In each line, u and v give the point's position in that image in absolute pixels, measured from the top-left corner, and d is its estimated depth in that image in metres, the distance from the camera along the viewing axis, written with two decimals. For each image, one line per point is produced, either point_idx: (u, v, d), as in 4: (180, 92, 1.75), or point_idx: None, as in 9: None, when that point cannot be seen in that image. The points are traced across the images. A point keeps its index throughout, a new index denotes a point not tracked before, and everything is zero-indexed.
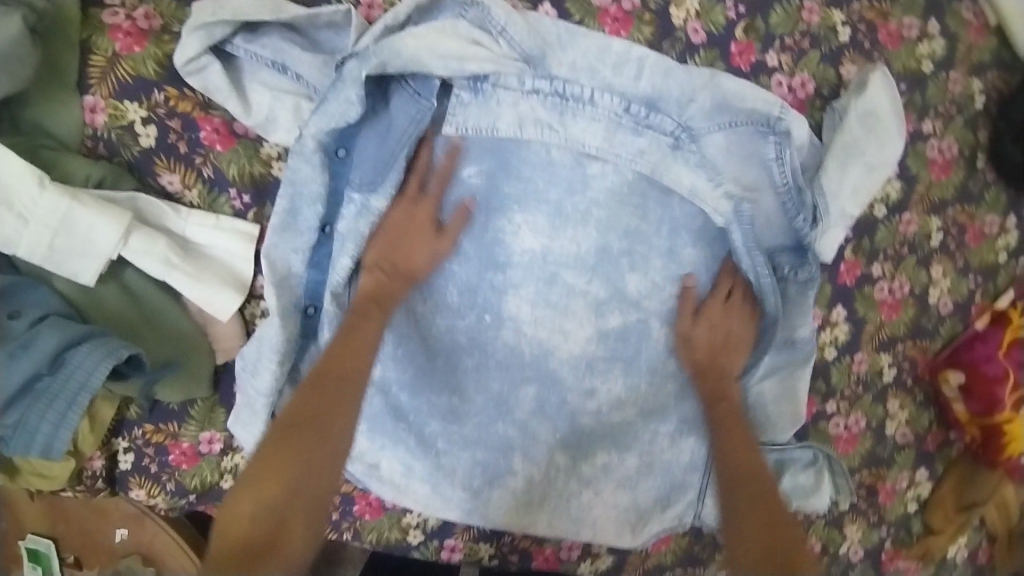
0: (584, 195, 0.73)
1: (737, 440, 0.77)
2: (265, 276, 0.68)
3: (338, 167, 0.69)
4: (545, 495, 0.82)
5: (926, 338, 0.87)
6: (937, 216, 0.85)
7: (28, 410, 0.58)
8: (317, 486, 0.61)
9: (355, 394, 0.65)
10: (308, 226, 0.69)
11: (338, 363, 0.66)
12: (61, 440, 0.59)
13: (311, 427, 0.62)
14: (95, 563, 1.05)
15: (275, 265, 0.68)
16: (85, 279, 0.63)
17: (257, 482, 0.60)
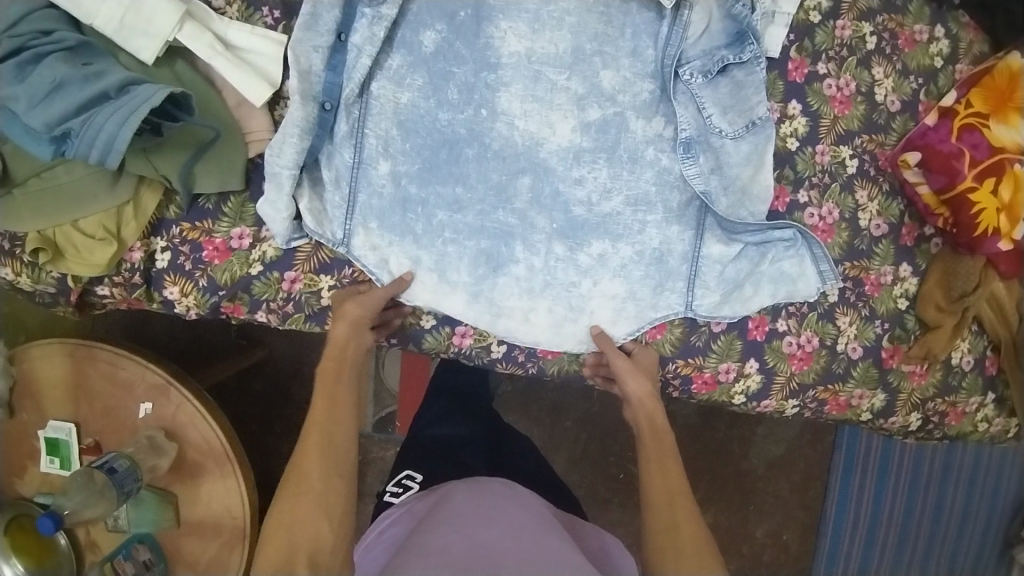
0: (556, 5, 0.86)
1: (665, 463, 0.81)
2: (293, 66, 0.79)
3: None
4: (547, 283, 0.88)
5: (880, 133, 0.95)
6: (867, 22, 0.95)
7: (95, 115, 0.69)
8: (313, 510, 0.73)
9: (318, 461, 0.76)
10: (327, 30, 0.81)
11: (314, 435, 0.78)
12: (120, 142, 0.70)
13: (301, 484, 0.75)
14: (115, 441, 1.09)
15: (299, 58, 0.80)
16: (145, 57, 0.76)
17: (287, 509, 0.73)
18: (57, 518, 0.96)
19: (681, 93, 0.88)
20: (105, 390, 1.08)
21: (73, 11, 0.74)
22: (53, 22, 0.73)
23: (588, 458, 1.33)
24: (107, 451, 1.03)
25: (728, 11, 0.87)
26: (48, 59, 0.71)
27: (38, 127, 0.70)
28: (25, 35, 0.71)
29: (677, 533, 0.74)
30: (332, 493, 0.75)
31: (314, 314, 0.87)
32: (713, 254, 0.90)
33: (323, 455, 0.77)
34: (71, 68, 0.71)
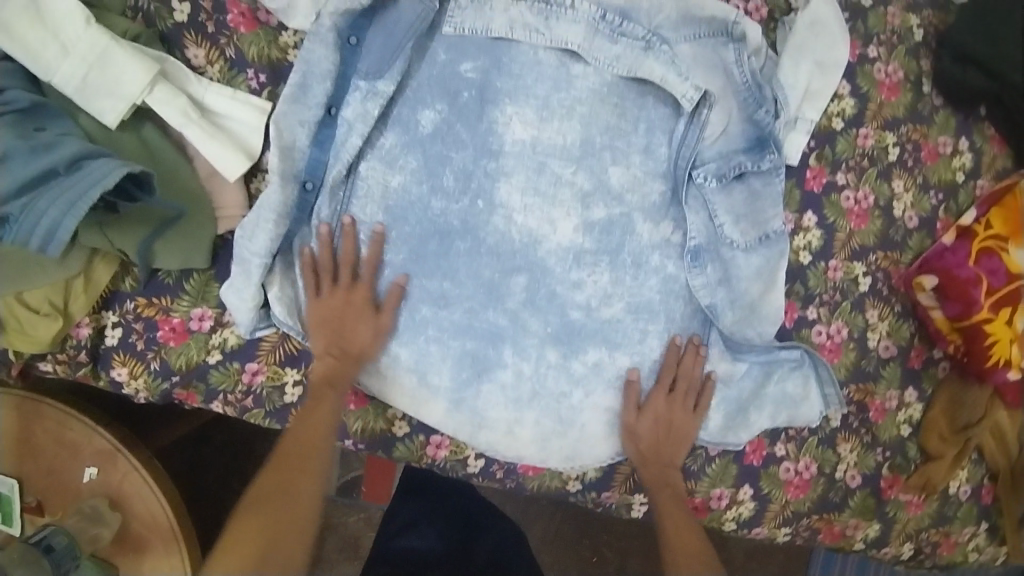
0: (567, 93, 0.80)
1: (669, 476, 0.82)
2: (275, 146, 0.72)
3: (350, 53, 0.75)
4: (535, 392, 0.81)
5: (896, 250, 0.90)
6: (891, 132, 0.90)
7: (38, 198, 0.62)
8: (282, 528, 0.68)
9: (309, 478, 0.71)
10: (316, 103, 0.74)
11: (299, 453, 0.72)
12: (64, 231, 0.62)
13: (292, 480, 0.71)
14: (57, 506, 1.00)
15: (282, 133, 0.72)
16: (107, 119, 0.68)
17: (259, 522, 0.68)
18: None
19: (693, 198, 0.82)
20: (51, 449, 1.00)
21: (29, 66, 0.66)
22: (8, 78, 0.66)
23: (561, 539, 1.23)
24: (44, 526, 0.93)
25: (749, 115, 0.82)
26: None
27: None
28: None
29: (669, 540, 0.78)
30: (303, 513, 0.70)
31: (277, 411, 0.79)
32: (716, 371, 0.84)
33: (311, 475, 0.72)
34: (20, 137, 0.64)
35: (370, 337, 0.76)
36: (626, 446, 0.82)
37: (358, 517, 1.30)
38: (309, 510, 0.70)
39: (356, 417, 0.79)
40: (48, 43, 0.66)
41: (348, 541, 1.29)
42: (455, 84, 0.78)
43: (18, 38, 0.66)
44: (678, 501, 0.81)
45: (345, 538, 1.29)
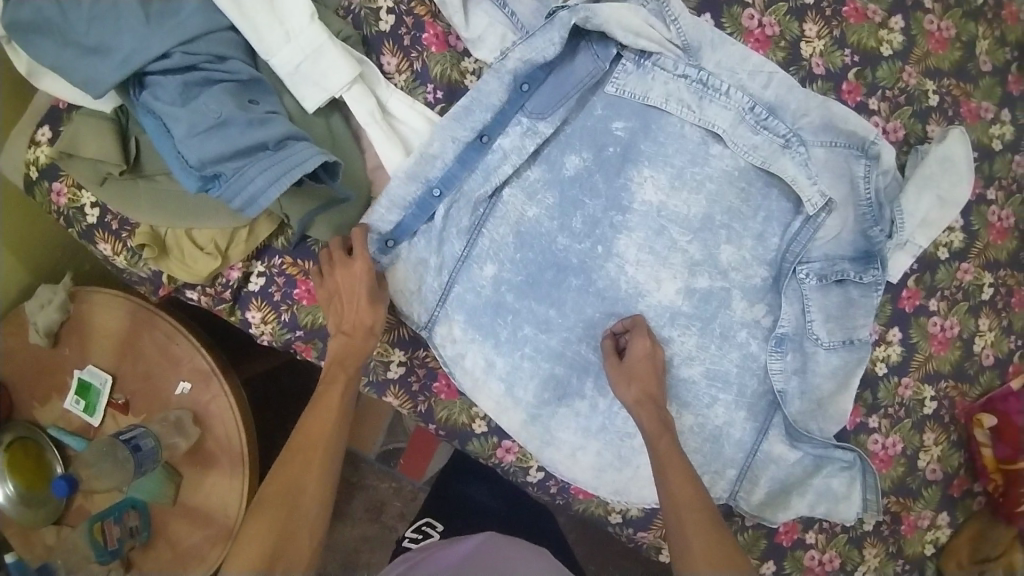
0: (702, 169, 0.87)
1: (671, 460, 0.77)
2: (447, 160, 0.82)
3: (517, 95, 0.82)
4: (603, 427, 0.88)
5: (966, 382, 0.94)
6: (990, 273, 0.94)
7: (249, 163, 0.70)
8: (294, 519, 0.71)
9: (317, 468, 0.74)
10: (471, 126, 0.82)
11: (307, 443, 0.74)
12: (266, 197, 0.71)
13: (305, 465, 0.73)
14: (142, 408, 1.10)
15: (433, 143, 0.81)
16: (308, 105, 0.76)
17: (271, 511, 0.70)
18: (71, 481, 1.05)
19: (791, 290, 0.88)
20: (151, 357, 1.11)
21: (254, 44, 0.74)
22: (230, 49, 0.74)
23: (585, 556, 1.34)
24: (137, 427, 1.05)
25: (863, 229, 0.87)
26: (218, 89, 0.72)
27: (191, 158, 0.71)
28: (201, 56, 0.72)
29: (690, 519, 0.71)
30: (306, 504, 0.72)
31: (375, 382, 0.87)
32: (773, 451, 0.90)
33: (321, 465, 0.74)
34: (239, 107, 0.71)
35: (361, 305, 0.78)
36: (620, 389, 0.83)
37: (391, 485, 1.39)
38: (315, 500, 0.73)
39: (443, 406, 0.87)
40: (276, 28, 0.74)
41: (374, 503, 1.38)
42: (604, 138, 0.85)
43: (250, 18, 0.73)
44: (678, 454, 0.77)
45: (373, 499, 1.39)
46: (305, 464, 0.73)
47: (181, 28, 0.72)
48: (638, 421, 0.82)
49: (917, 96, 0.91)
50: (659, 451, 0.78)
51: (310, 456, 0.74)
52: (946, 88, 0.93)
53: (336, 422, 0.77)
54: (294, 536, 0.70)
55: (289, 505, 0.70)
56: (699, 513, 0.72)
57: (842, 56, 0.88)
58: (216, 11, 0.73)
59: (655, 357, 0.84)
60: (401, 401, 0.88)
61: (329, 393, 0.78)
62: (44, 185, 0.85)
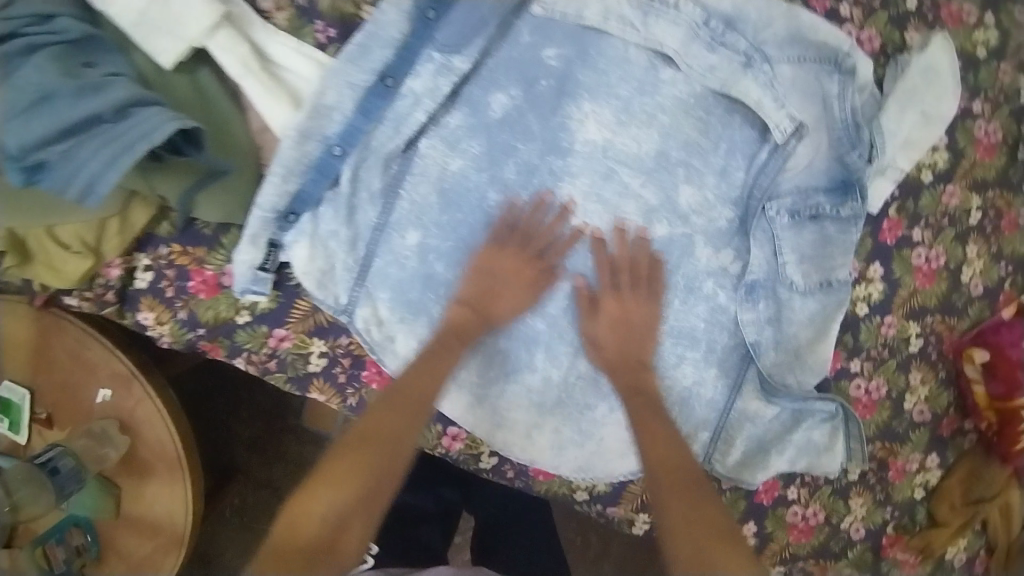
0: (652, 98, 0.75)
1: (653, 421, 0.71)
2: (346, 112, 0.69)
3: (423, 28, 0.69)
4: (560, 401, 0.80)
5: (954, 315, 0.86)
6: (977, 194, 0.84)
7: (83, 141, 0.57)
8: (379, 475, 0.63)
9: (416, 428, 0.67)
10: (371, 69, 0.69)
11: (407, 396, 0.69)
12: (108, 180, 0.57)
13: (379, 440, 0.65)
14: (68, 422, 1.00)
15: (325, 91, 0.68)
16: (164, 61, 0.62)
17: (359, 475, 0.63)
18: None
19: (760, 230, 0.79)
20: (63, 366, 0.99)
21: None
22: (56, 3, 0.59)
23: None
24: (51, 449, 0.94)
25: (839, 154, 0.76)
26: (38, 57, 0.57)
27: (12, 144, 0.57)
28: (19, 18, 0.57)
29: (675, 492, 0.65)
30: (395, 461, 0.65)
31: (296, 377, 0.77)
32: (748, 409, 0.83)
33: (420, 425, 0.67)
34: (65, 75, 0.57)
35: (512, 307, 0.75)
36: (592, 355, 0.77)
37: None
38: (404, 459, 0.65)
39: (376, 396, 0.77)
40: None
41: None
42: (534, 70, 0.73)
43: None
44: (654, 410, 0.72)
45: None
46: (387, 441, 0.65)
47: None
48: (614, 384, 0.75)
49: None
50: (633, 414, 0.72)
51: (396, 433, 0.66)
52: None
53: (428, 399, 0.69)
54: (377, 493, 0.63)
55: (370, 481, 0.63)
56: (683, 485, 0.66)
57: None
58: None
59: (654, 300, 0.76)
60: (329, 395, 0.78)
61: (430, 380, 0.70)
62: None
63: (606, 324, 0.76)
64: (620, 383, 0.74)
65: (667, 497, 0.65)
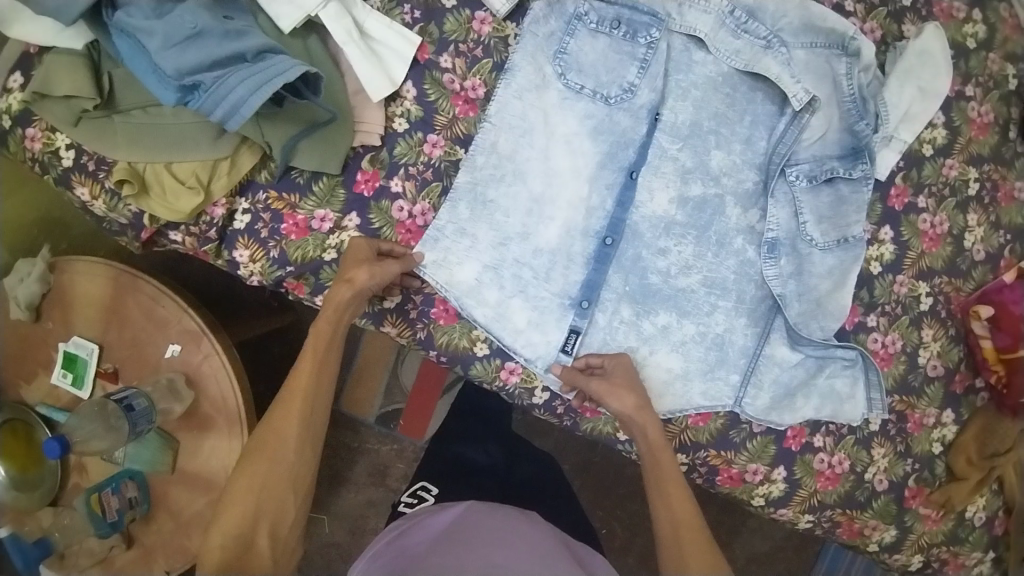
0: (686, 76, 0.88)
1: (658, 449, 0.78)
2: (439, 90, 0.84)
3: (518, 14, 0.85)
4: (604, 342, 0.88)
5: (959, 277, 0.95)
6: (975, 168, 0.95)
7: (227, 74, 0.64)
8: (279, 471, 0.76)
9: (308, 405, 0.77)
10: (472, 53, 0.85)
11: (288, 397, 0.77)
12: (249, 107, 0.64)
13: (268, 467, 0.75)
14: (132, 376, 1.05)
15: (431, 77, 0.84)
16: (283, 24, 0.74)
17: (246, 472, 0.75)
18: (63, 441, 0.96)
19: (781, 192, 0.89)
20: (137, 322, 1.05)
21: None
22: None
23: (599, 493, 1.36)
24: (127, 387, 1.00)
25: (849, 125, 0.88)
26: (191, 2, 0.65)
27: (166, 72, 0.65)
28: None
29: (670, 508, 0.75)
30: (283, 453, 0.76)
31: (371, 314, 0.86)
32: (775, 354, 0.91)
33: (311, 401, 0.78)
34: (214, 19, 0.65)
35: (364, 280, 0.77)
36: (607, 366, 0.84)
37: (392, 447, 1.42)
38: (295, 452, 0.77)
39: (443, 331, 0.85)
40: None
41: (377, 467, 1.41)
42: (629, 64, 0.85)
43: None
44: (668, 460, 0.78)
45: (376, 463, 1.41)
46: (282, 420, 0.76)
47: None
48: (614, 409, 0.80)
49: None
50: (649, 465, 0.78)
51: (278, 453, 0.75)
52: None
53: (304, 401, 0.77)
54: (275, 480, 0.75)
55: (270, 467, 0.75)
56: (695, 535, 0.73)
57: None
58: None
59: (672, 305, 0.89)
60: (399, 331, 0.86)
61: (293, 396, 0.77)
62: (18, 132, 0.80)
63: (354, 260, 0.78)
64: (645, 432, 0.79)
65: (666, 515, 0.75)
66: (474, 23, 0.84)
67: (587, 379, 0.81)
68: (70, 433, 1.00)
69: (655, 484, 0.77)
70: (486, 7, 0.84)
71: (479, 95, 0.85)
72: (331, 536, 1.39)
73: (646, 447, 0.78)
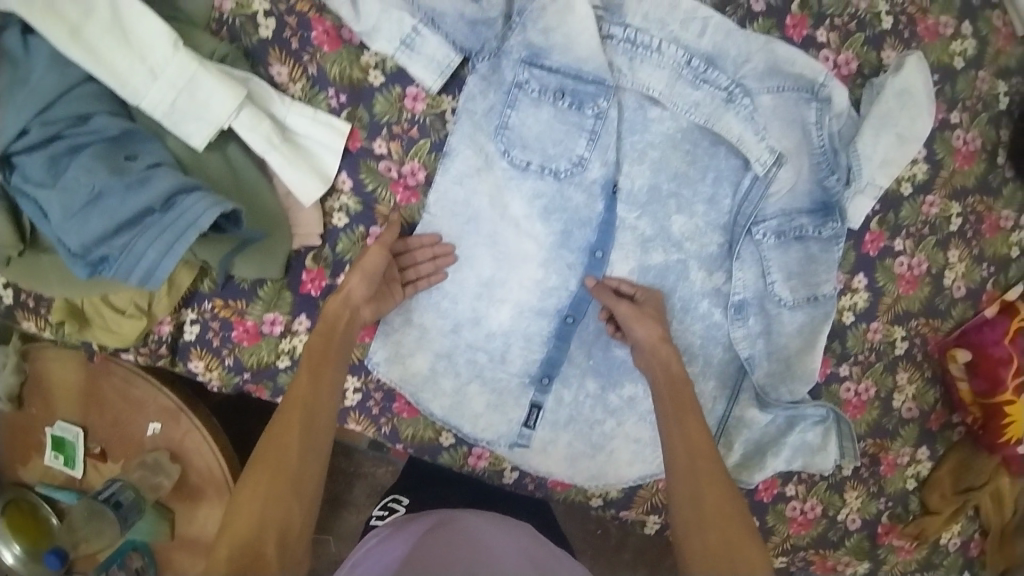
0: (642, 136, 0.81)
1: (687, 413, 0.71)
2: (377, 179, 0.79)
3: (454, 84, 0.79)
4: (571, 418, 0.87)
5: (938, 317, 0.93)
6: (957, 202, 0.91)
7: (137, 236, 0.63)
8: (288, 475, 0.61)
9: (317, 404, 0.67)
10: (408, 135, 0.79)
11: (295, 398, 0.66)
12: (165, 269, 0.63)
13: (273, 473, 0.60)
14: (120, 456, 1.06)
15: (367, 167, 0.79)
16: (196, 142, 0.69)
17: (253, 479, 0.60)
18: (62, 553, 0.98)
19: (748, 253, 0.85)
20: (115, 404, 1.05)
21: (115, 88, 0.65)
22: (91, 104, 0.64)
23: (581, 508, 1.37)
24: (113, 483, 1.00)
25: (818, 179, 0.82)
26: (85, 157, 0.62)
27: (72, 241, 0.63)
28: (61, 123, 0.63)
29: (699, 492, 0.64)
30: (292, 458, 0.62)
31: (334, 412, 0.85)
32: (744, 416, 0.90)
33: (321, 400, 0.67)
34: (111, 174, 0.62)
35: (359, 274, 0.74)
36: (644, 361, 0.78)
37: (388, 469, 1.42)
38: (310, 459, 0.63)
39: (407, 425, 0.85)
40: (137, 68, 0.65)
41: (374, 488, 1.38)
42: (572, 141, 0.79)
43: (104, 62, 0.64)
44: (703, 439, 0.68)
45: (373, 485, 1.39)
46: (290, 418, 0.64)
47: (35, 95, 0.62)
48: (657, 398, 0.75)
49: (867, 20, 0.85)
50: (680, 448, 0.68)
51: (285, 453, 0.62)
52: (900, 7, 0.86)
53: (307, 402, 0.66)
54: (286, 487, 0.60)
55: (282, 472, 0.61)
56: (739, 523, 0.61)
57: None
58: (68, 62, 0.63)
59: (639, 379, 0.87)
60: (363, 427, 0.86)
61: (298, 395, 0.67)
62: None
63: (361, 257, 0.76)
64: (673, 411, 0.72)
65: (687, 485, 0.65)
66: (406, 100, 0.78)
67: (614, 301, 0.79)
68: (71, 535, 1.01)
69: (682, 468, 0.67)
70: (417, 81, 0.77)
71: (419, 181, 0.80)
72: (339, 554, 1.38)
73: (669, 413, 0.72)
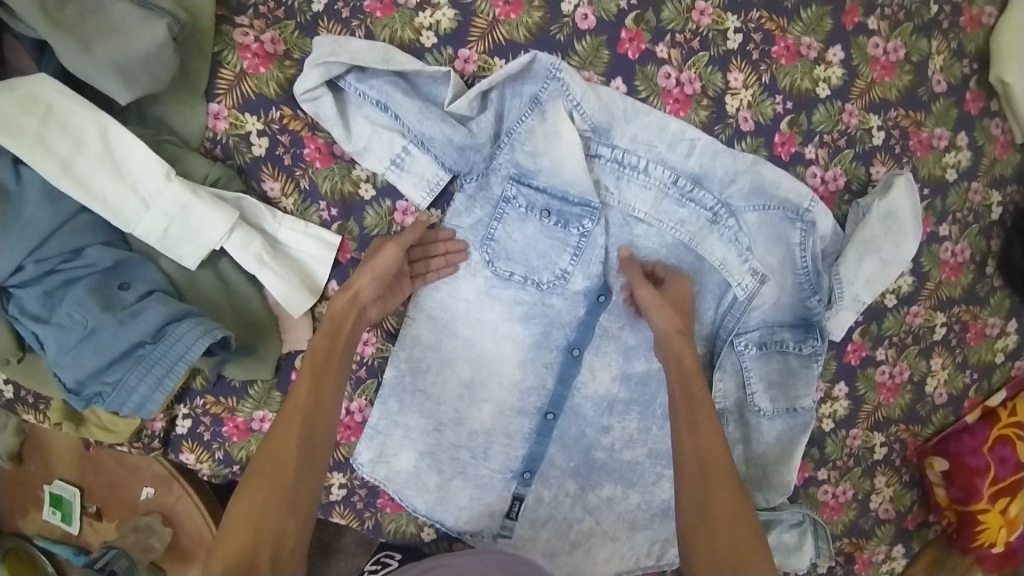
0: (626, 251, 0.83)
1: (710, 448, 0.69)
2: None
3: (442, 196, 0.81)
4: (550, 515, 0.89)
5: (917, 424, 0.94)
6: (942, 312, 0.91)
7: (130, 372, 0.66)
8: (287, 486, 0.65)
9: (319, 416, 0.70)
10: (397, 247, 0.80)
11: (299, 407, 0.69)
12: (155, 401, 0.67)
13: (272, 484, 0.65)
14: (115, 515, 1.09)
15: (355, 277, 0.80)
16: (188, 263, 0.71)
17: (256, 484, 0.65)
18: None
19: (729, 362, 0.86)
20: (111, 467, 1.09)
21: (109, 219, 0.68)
22: (85, 236, 0.67)
23: None
24: (108, 550, 1.00)
25: (800, 299, 0.83)
26: (79, 291, 0.65)
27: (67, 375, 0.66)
28: (55, 259, 0.66)
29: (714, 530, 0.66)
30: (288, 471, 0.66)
31: (319, 505, 0.88)
32: None
33: (323, 413, 0.70)
34: (104, 310, 0.65)
35: (370, 273, 0.73)
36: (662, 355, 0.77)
37: None
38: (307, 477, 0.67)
39: (391, 519, 0.88)
40: (130, 198, 0.68)
41: None
42: (557, 255, 0.81)
43: (98, 195, 0.66)
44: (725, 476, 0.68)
45: None
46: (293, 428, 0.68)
47: (29, 232, 0.65)
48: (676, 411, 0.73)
49: (858, 136, 0.85)
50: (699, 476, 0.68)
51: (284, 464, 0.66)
52: (894, 120, 0.86)
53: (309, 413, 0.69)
54: (284, 498, 0.65)
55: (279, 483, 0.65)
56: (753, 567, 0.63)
57: (772, 105, 0.82)
58: (65, 194, 0.67)
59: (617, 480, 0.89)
60: (348, 520, 0.89)
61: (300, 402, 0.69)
62: None
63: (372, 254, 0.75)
64: (698, 435, 0.70)
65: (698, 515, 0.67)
66: (396, 213, 0.80)
67: (636, 287, 0.77)
68: None
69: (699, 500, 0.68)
70: (406, 197, 0.79)
71: None
72: None
73: (685, 429, 0.71)
